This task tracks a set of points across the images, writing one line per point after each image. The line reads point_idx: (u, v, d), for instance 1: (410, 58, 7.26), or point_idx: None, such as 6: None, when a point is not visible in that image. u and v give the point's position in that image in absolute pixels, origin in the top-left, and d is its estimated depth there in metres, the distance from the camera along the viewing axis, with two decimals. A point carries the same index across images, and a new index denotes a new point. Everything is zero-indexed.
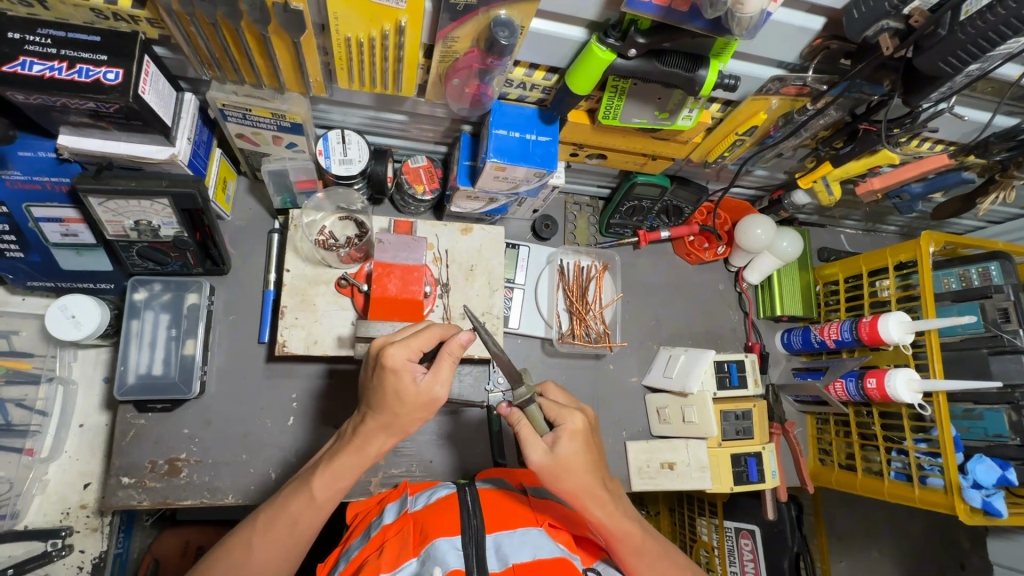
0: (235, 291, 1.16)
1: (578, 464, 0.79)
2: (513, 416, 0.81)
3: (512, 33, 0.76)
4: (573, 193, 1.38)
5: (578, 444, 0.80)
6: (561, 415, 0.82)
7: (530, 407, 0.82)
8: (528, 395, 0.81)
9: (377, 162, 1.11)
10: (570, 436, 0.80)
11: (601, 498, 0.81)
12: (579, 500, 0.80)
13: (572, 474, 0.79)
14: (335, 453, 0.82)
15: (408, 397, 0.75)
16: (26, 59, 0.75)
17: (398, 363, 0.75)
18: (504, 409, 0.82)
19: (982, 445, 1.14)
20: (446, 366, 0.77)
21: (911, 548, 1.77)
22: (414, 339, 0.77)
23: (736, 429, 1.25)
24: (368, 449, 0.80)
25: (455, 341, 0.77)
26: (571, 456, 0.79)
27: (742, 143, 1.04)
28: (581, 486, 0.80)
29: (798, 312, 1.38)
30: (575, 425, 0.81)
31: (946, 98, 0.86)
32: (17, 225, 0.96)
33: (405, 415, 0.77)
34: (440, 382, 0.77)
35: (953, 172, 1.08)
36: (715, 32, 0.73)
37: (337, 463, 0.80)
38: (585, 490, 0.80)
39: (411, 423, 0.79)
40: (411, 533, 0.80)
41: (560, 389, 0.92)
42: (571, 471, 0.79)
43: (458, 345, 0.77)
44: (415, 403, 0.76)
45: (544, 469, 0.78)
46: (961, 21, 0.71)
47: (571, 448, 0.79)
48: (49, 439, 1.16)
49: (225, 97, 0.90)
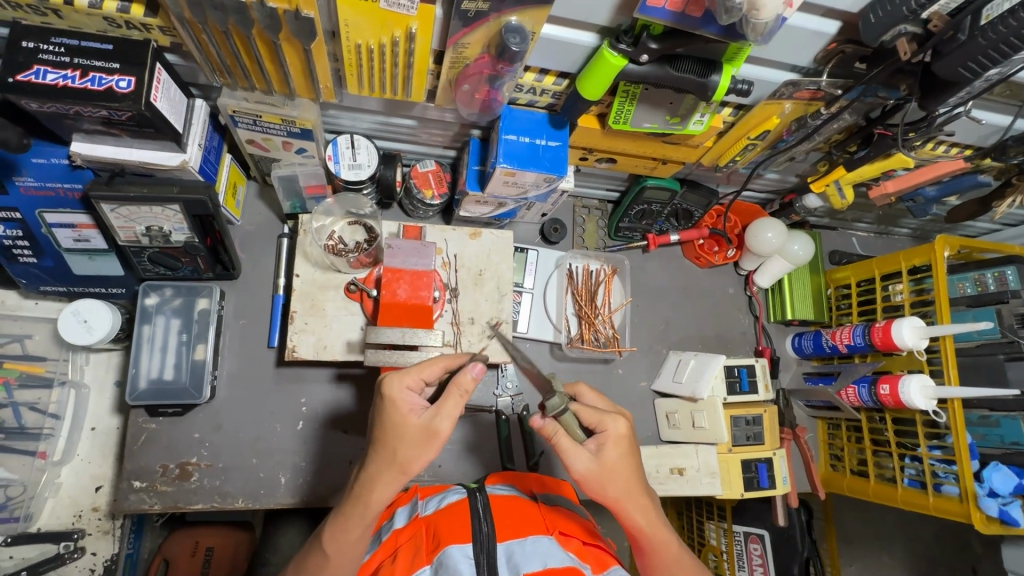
0: (245, 296, 1.16)
1: (621, 472, 0.78)
2: (548, 429, 0.80)
3: (523, 39, 0.75)
4: (582, 196, 1.37)
5: (621, 450, 0.79)
6: (601, 421, 0.80)
7: (565, 415, 0.80)
8: (560, 405, 0.79)
9: (386, 167, 1.11)
10: (613, 444, 0.79)
11: (641, 504, 0.80)
12: (620, 507, 0.79)
13: (615, 483, 0.78)
14: (343, 508, 0.80)
15: (408, 429, 0.75)
16: (40, 68, 0.76)
17: (394, 392, 0.76)
18: (539, 422, 0.81)
19: (998, 452, 1.12)
20: (452, 400, 0.76)
21: (923, 552, 1.75)
22: (417, 372, 0.79)
23: (746, 435, 1.24)
24: (376, 502, 0.77)
25: (463, 376, 0.76)
26: (614, 463, 0.78)
27: (754, 147, 1.03)
28: (622, 494, 0.79)
29: (808, 316, 1.37)
30: (617, 431, 0.80)
31: (965, 102, 0.85)
32: (31, 231, 0.97)
33: (403, 454, 0.75)
34: (445, 415, 0.75)
35: (969, 175, 1.05)
36: (729, 37, 0.73)
37: (354, 523, 0.78)
38: (628, 496, 0.79)
39: (413, 465, 0.76)
40: (423, 539, 0.81)
41: (595, 392, 0.91)
42: (614, 478, 0.78)
43: (470, 381, 0.75)
44: (412, 437, 0.75)
45: (587, 476, 0.78)
46: (982, 26, 0.69)
47: (614, 455, 0.78)
48: (62, 442, 1.16)
49: (235, 104, 0.90)
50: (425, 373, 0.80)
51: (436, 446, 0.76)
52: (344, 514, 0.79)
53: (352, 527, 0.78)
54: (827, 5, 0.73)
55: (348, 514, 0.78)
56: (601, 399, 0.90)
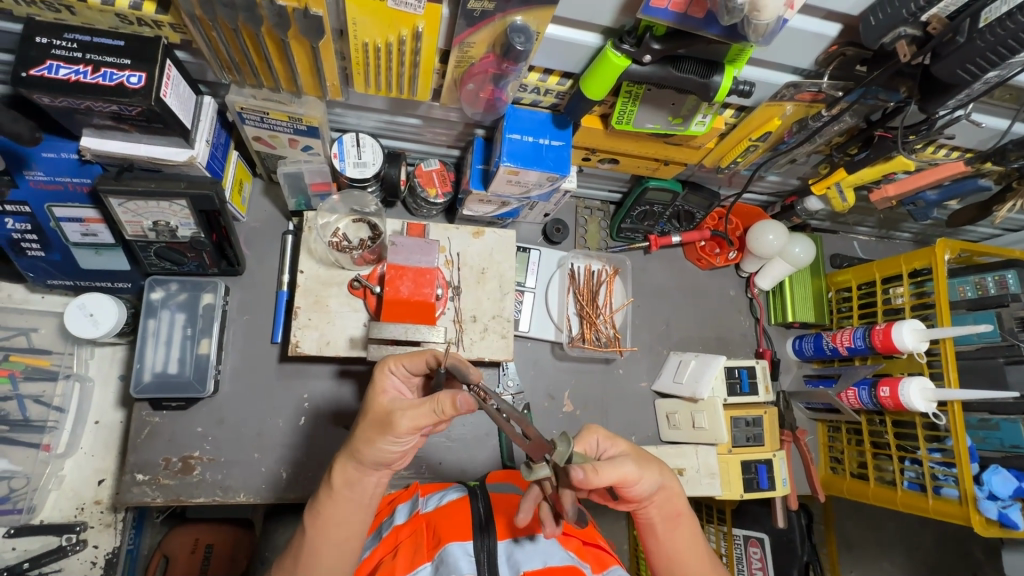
0: (249, 292, 1.17)
1: (643, 455, 0.84)
2: (589, 472, 0.71)
3: (528, 38, 0.76)
4: (585, 197, 1.38)
5: (623, 443, 0.85)
6: (586, 438, 0.84)
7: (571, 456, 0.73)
8: (570, 445, 0.71)
9: (390, 165, 1.12)
10: (613, 441, 0.85)
11: (672, 473, 0.85)
12: (667, 481, 0.83)
13: (649, 463, 0.83)
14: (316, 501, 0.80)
15: (375, 409, 0.77)
16: (52, 63, 0.77)
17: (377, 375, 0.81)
18: (580, 473, 0.70)
19: (997, 455, 1.13)
20: (425, 407, 0.72)
21: (923, 559, 1.75)
22: (404, 362, 0.81)
23: (746, 436, 1.25)
24: (342, 487, 0.78)
25: (446, 397, 0.70)
26: (630, 451, 0.84)
27: (756, 148, 1.04)
28: (662, 470, 0.83)
29: (809, 319, 1.38)
30: (604, 433, 0.86)
31: (964, 105, 0.86)
32: (39, 225, 0.98)
33: (362, 432, 0.77)
34: (408, 414, 0.72)
35: (969, 179, 1.06)
36: (731, 38, 0.74)
37: (330, 511, 0.78)
38: (666, 478, 0.83)
39: (363, 447, 0.76)
40: (423, 535, 0.81)
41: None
42: (646, 464, 0.81)
43: (448, 400, 0.70)
44: (376, 418, 0.76)
45: (639, 471, 0.78)
46: (981, 28, 0.70)
47: (622, 445, 0.85)
48: (66, 435, 1.18)
49: (243, 101, 0.91)
50: (409, 364, 0.81)
51: (389, 439, 0.74)
52: (333, 510, 0.78)
53: (329, 526, 0.78)
54: (829, 6, 0.74)
55: (319, 505, 0.79)
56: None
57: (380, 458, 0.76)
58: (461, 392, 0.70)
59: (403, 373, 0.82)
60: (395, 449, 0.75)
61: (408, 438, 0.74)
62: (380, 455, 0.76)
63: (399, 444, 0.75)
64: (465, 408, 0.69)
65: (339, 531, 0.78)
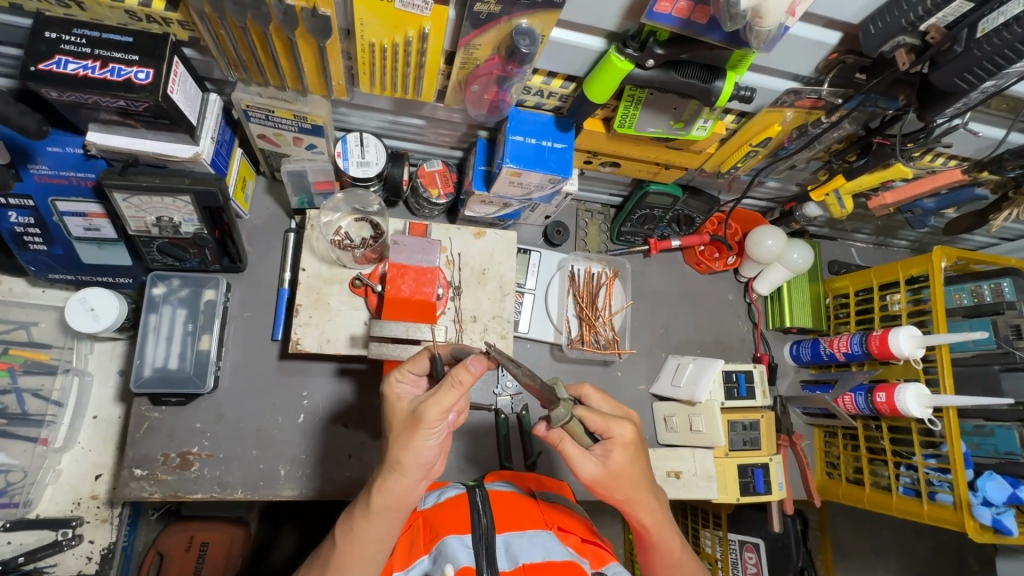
0: (251, 289, 1.18)
1: (629, 477, 0.82)
2: (555, 437, 0.81)
3: (532, 41, 0.77)
4: (586, 200, 1.39)
5: (621, 457, 0.81)
6: (610, 426, 0.81)
7: (570, 424, 0.78)
8: (567, 416, 0.76)
9: (393, 165, 1.15)
10: (621, 448, 0.82)
11: (649, 505, 0.86)
12: (631, 507, 0.85)
13: (620, 486, 0.83)
14: (354, 512, 0.79)
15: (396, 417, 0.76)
16: (61, 57, 0.78)
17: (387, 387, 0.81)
18: (541, 430, 0.82)
19: (993, 462, 1.13)
20: (445, 389, 0.71)
21: (917, 566, 1.76)
22: (410, 367, 0.81)
23: (744, 439, 1.27)
24: (383, 506, 0.76)
25: (459, 366, 0.70)
26: (621, 467, 0.81)
27: (755, 154, 1.06)
28: (633, 492, 0.84)
29: (807, 324, 1.39)
30: (624, 434, 0.81)
31: (962, 113, 0.87)
32: (42, 219, 0.99)
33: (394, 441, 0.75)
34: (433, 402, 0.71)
35: (966, 188, 1.07)
36: (734, 44, 0.75)
37: (364, 528, 0.77)
38: (635, 500, 0.85)
39: (401, 454, 0.73)
40: (421, 529, 0.83)
41: (599, 392, 0.89)
42: (618, 482, 0.82)
43: (463, 370, 0.70)
44: (403, 425, 0.75)
45: (593, 480, 0.82)
46: (979, 38, 0.72)
47: (624, 459, 0.81)
48: (64, 430, 1.18)
49: (249, 98, 0.92)
50: (415, 366, 0.82)
51: (425, 434, 0.72)
52: (355, 518, 0.78)
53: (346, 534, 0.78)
54: (830, 15, 0.75)
55: (354, 516, 0.78)
56: (607, 398, 0.88)
57: (423, 460, 0.74)
58: (471, 357, 0.71)
59: (411, 378, 0.82)
60: (433, 444, 0.74)
61: (441, 426, 0.73)
62: (419, 456, 0.73)
63: (434, 436, 0.73)
64: (482, 369, 0.69)
65: (371, 546, 0.78)
